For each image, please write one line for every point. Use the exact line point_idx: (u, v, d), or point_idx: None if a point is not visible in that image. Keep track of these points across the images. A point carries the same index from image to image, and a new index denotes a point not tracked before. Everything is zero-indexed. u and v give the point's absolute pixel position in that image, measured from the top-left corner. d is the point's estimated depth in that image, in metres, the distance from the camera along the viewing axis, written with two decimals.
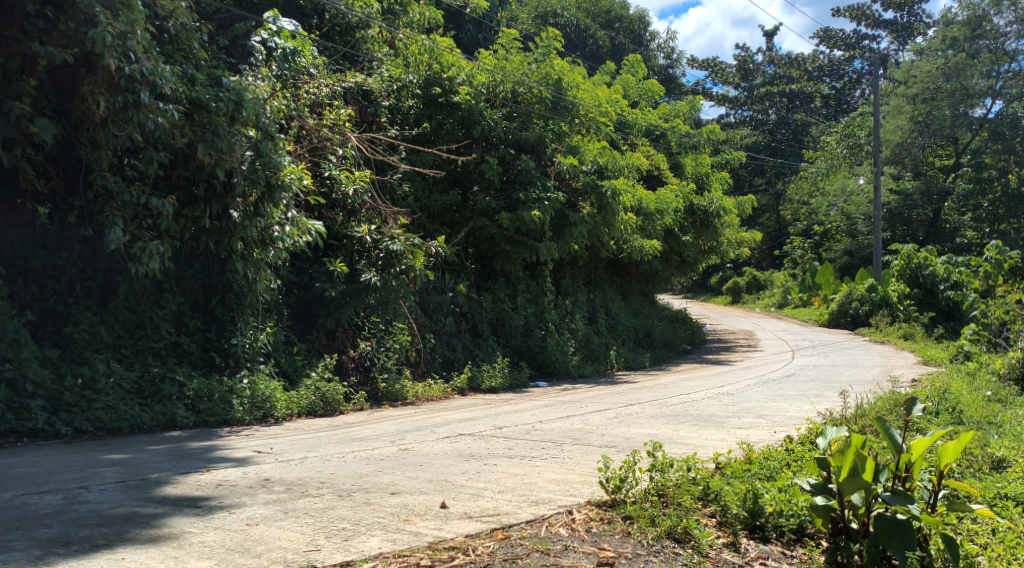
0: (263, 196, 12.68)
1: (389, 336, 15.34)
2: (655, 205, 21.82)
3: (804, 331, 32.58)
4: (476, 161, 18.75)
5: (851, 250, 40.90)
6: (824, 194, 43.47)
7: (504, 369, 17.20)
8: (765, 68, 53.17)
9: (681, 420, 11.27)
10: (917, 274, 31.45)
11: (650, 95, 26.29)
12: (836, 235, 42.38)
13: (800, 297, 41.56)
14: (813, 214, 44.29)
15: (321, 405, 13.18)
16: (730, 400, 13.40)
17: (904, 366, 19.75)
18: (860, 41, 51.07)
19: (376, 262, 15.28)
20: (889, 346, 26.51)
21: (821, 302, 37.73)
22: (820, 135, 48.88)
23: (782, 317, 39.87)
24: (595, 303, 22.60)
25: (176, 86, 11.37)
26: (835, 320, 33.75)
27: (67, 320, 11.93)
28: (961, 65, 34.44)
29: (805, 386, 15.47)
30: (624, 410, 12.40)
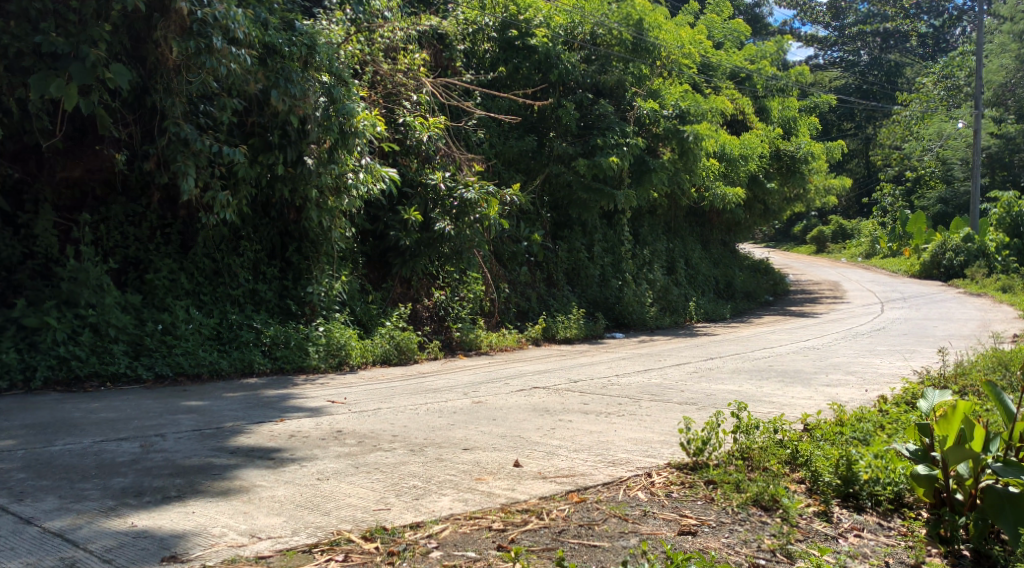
0: (337, 144, 12.49)
1: (464, 286, 15.49)
2: (739, 151, 21.39)
3: (893, 281, 31.68)
4: (553, 107, 18.28)
5: (945, 198, 40.14)
6: (917, 139, 42.12)
7: (580, 320, 16.85)
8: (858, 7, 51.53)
9: (766, 376, 10.91)
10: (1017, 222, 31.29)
11: (736, 36, 25.73)
12: (930, 182, 41.33)
13: (889, 247, 40.52)
14: (907, 159, 42.99)
15: (396, 353, 13.06)
16: (819, 356, 12.99)
17: (1002, 320, 19.03)
18: None
19: (451, 211, 14.78)
20: (985, 299, 25.63)
21: (912, 252, 36.70)
22: (914, 77, 47.30)
23: (869, 267, 38.89)
24: (675, 253, 22.18)
25: (248, 29, 11.09)
26: (926, 272, 32.67)
27: (147, 267, 11.95)
28: None
29: (896, 341, 14.96)
30: (705, 365, 12.09)
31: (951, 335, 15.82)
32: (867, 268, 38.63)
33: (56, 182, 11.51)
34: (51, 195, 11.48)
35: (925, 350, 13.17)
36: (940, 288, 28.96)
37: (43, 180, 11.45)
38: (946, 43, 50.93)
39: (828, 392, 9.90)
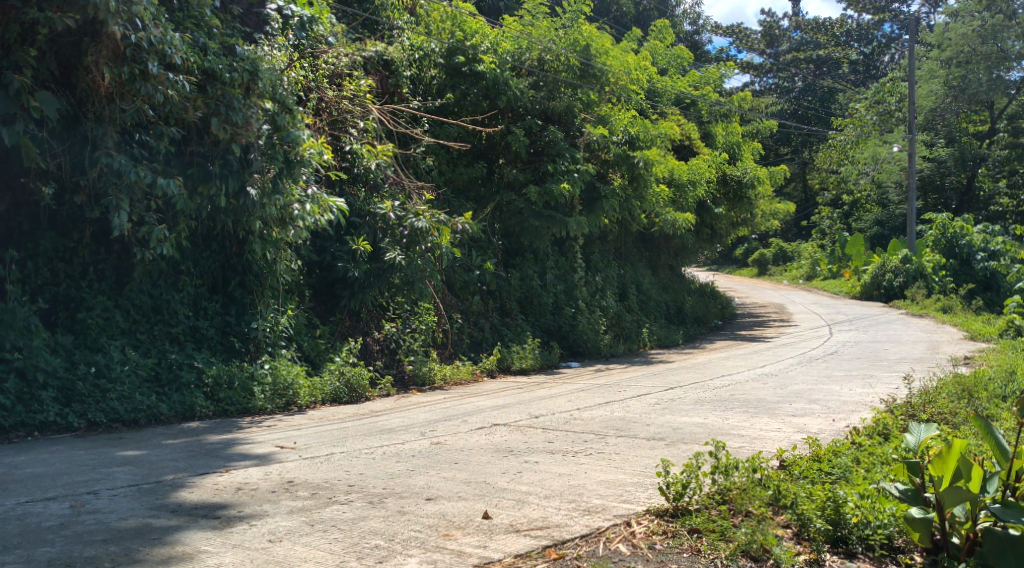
0: (282, 173, 11.97)
1: (414, 317, 14.89)
2: (687, 176, 21.24)
3: (838, 303, 31.77)
4: (502, 133, 17.91)
5: (882, 220, 40.49)
6: (854, 162, 42.58)
7: (535, 350, 16.41)
8: (791, 34, 52.24)
9: (731, 407, 10.56)
10: (953, 243, 30.98)
11: (680, 62, 25.26)
12: (867, 205, 41.73)
13: (830, 269, 40.85)
14: (843, 181, 43.37)
15: (346, 391, 12.47)
16: (777, 383, 12.69)
17: (952, 341, 19.03)
18: (890, 4, 50.01)
19: (401, 240, 14.32)
20: (930, 319, 25.77)
21: (853, 273, 37.01)
22: (848, 101, 47.75)
23: (813, 289, 39.07)
24: (626, 279, 21.90)
25: (186, 54, 10.63)
26: (867, 293, 32.72)
27: (80, 305, 11.32)
28: (997, 27, 33.18)
29: (851, 367, 14.76)
30: (665, 395, 11.77)
31: (907, 358, 15.66)
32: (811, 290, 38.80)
33: None
34: None
35: (883, 375, 12.92)
36: (883, 309, 29.05)
37: None
38: (876, 70, 50.79)
39: (796, 423, 9.57)
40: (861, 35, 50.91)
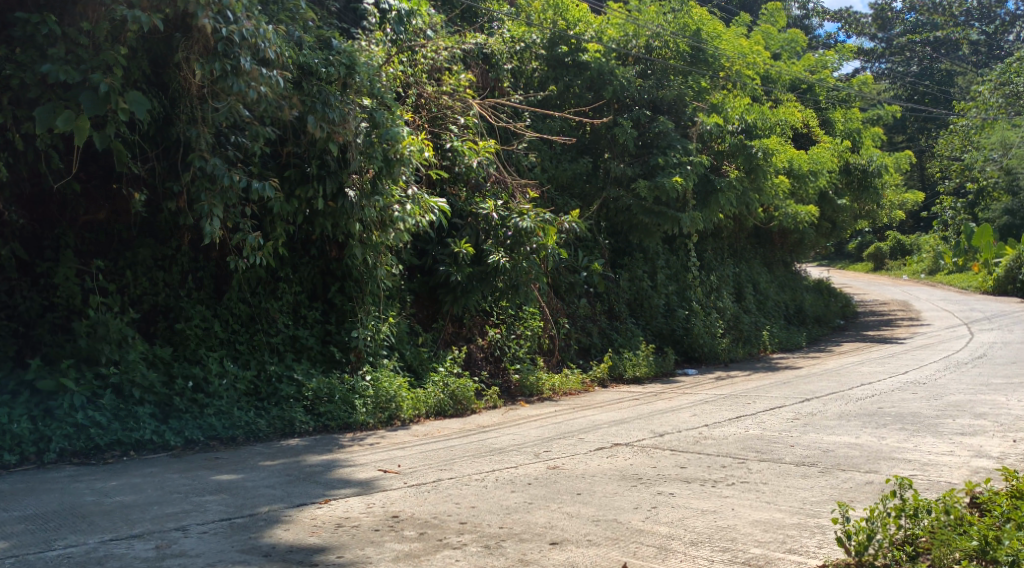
0: (381, 172, 11.26)
1: (519, 322, 14.06)
2: (808, 167, 20.00)
3: (966, 301, 30.04)
4: (608, 125, 16.98)
5: (1012, 209, 38.29)
6: (978, 148, 40.36)
7: (649, 356, 15.48)
8: (905, 16, 48.93)
9: (884, 434, 9.46)
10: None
11: (794, 47, 23.97)
12: (994, 194, 39.50)
13: (955, 262, 38.91)
14: (966, 169, 41.23)
15: (451, 404, 11.67)
16: (923, 406, 11.50)
17: None
18: None
19: (505, 241, 13.47)
20: None
21: (982, 267, 35.08)
22: (968, 86, 45.41)
23: (935, 285, 37.15)
24: (741, 278, 20.76)
25: (280, 48, 9.90)
26: (1000, 287, 31.59)
27: (178, 315, 10.71)
28: None
29: (1004, 384, 13.47)
30: (817, 416, 10.64)
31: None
32: (933, 286, 36.93)
33: (78, 227, 10.40)
34: (72, 239, 10.28)
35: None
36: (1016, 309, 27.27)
37: (63, 224, 10.29)
38: (1000, 50, 48.99)
39: (969, 451, 8.48)
40: (982, 14, 48.63)
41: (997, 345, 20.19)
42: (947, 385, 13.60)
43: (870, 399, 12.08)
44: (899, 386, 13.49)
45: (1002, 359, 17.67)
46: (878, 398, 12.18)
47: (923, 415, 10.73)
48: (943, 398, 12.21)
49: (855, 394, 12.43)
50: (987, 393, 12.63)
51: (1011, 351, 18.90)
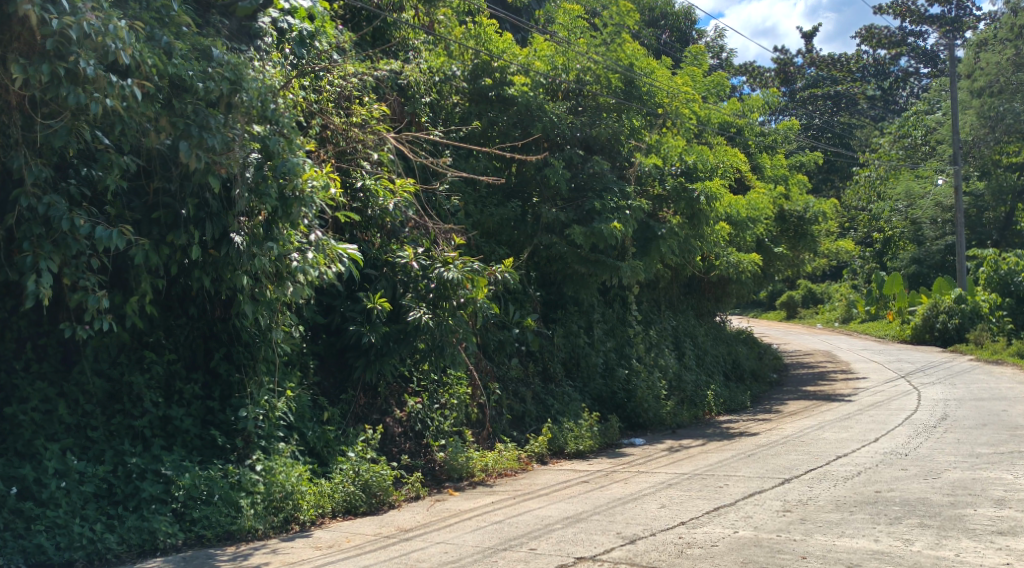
0: (277, 214, 8.97)
1: (443, 390, 11.94)
2: (746, 215, 18.42)
3: (888, 350, 29.04)
4: (538, 165, 14.96)
5: (920, 257, 37.53)
6: (882, 199, 39.93)
7: (592, 426, 13.43)
8: (807, 71, 49.87)
9: (911, 536, 8.14)
10: (1007, 280, 28.34)
11: (718, 91, 20.76)
12: (899, 242, 39.13)
13: (867, 311, 38.08)
14: (872, 220, 40.58)
15: (362, 499, 9.43)
16: (930, 498, 9.85)
17: None
18: (906, 39, 49.70)
19: (427, 294, 11.32)
20: (1007, 374, 23.20)
21: (895, 315, 34.33)
22: (869, 137, 45.43)
23: (851, 333, 36.25)
24: (679, 331, 19.06)
25: (139, 53, 7.88)
26: (917, 336, 30.54)
27: (11, 394, 8.55)
28: None
29: (996, 466, 11.90)
30: (816, 515, 8.94)
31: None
32: (849, 334, 36.03)
33: None
34: None
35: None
36: (947, 359, 26.20)
37: None
38: (896, 104, 49.61)
39: None
40: (878, 70, 50.00)
41: (951, 405, 18.77)
42: (933, 465, 11.94)
43: (861, 487, 10.33)
44: (883, 466, 11.79)
45: (970, 425, 16.15)
46: (871, 485, 10.43)
47: (937, 513, 9.15)
48: (942, 486, 10.53)
49: (839, 481, 10.64)
50: (989, 479, 11.05)
51: (972, 416, 17.47)
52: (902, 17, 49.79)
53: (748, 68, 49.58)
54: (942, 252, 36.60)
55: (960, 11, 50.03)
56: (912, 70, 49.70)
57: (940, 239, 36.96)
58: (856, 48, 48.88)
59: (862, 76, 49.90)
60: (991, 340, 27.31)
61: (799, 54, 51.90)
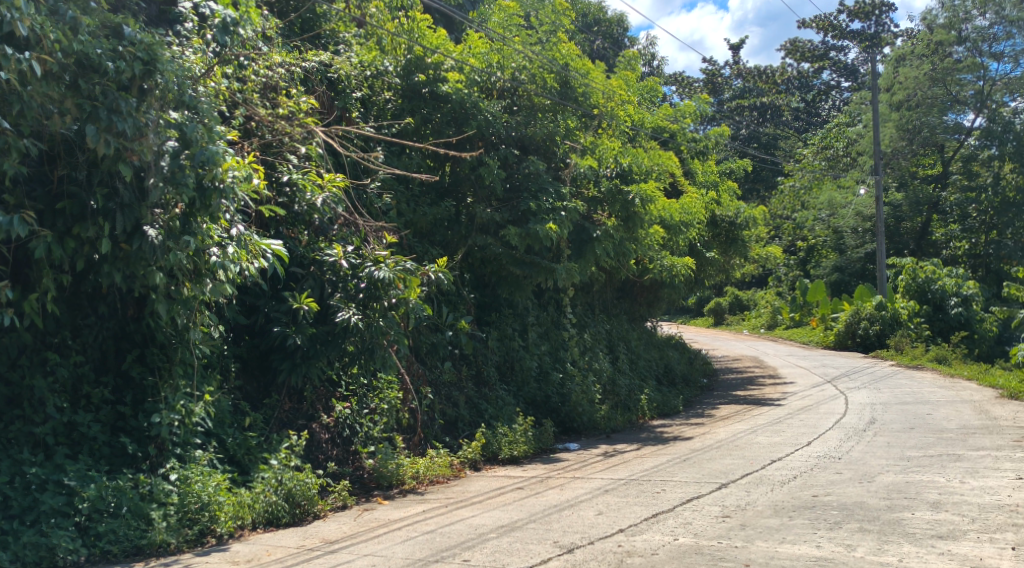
0: (195, 206, 8.48)
1: (373, 394, 11.44)
2: (680, 219, 18.29)
3: (813, 356, 29.14)
4: (472, 164, 14.53)
5: (841, 266, 37.86)
6: (807, 208, 40.10)
7: (527, 431, 13.05)
8: (734, 82, 50.35)
9: (852, 542, 7.76)
10: (925, 288, 28.76)
11: (650, 96, 20.55)
12: (823, 251, 39.50)
13: (792, 318, 38.36)
14: (796, 229, 40.89)
15: (285, 509, 8.93)
16: (867, 502, 9.53)
17: (1007, 424, 16.29)
18: (829, 52, 50.42)
19: (357, 295, 10.81)
20: (930, 379, 23.44)
21: (820, 322, 34.62)
22: (793, 147, 45.92)
23: (776, 339, 36.41)
24: (613, 335, 18.82)
25: (41, 26, 7.52)
26: (840, 342, 30.77)
27: None
28: (948, 70, 32.14)
29: (928, 469, 11.76)
30: (754, 520, 8.66)
31: (987, 458, 12.71)
32: (775, 340, 36.26)
33: None
34: None
35: (997, 491, 10.20)
36: (870, 364, 26.38)
37: None
38: (818, 116, 50.23)
39: None
40: (802, 82, 50.42)
41: (878, 409, 18.78)
42: (867, 469, 11.77)
43: (799, 491, 10.08)
44: (818, 470, 11.59)
45: (900, 429, 16.13)
46: (808, 489, 10.17)
47: (874, 517, 8.80)
48: (878, 489, 10.31)
49: (779, 486, 10.43)
50: (923, 482, 10.78)
51: (900, 419, 17.46)
52: (825, 31, 50.47)
53: (676, 78, 49.89)
54: (863, 261, 37.08)
55: (879, 27, 50.85)
56: (833, 84, 50.32)
57: (860, 248, 37.15)
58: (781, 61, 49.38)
59: (787, 90, 50.21)
60: (912, 346, 27.55)
61: (726, 66, 52.30)
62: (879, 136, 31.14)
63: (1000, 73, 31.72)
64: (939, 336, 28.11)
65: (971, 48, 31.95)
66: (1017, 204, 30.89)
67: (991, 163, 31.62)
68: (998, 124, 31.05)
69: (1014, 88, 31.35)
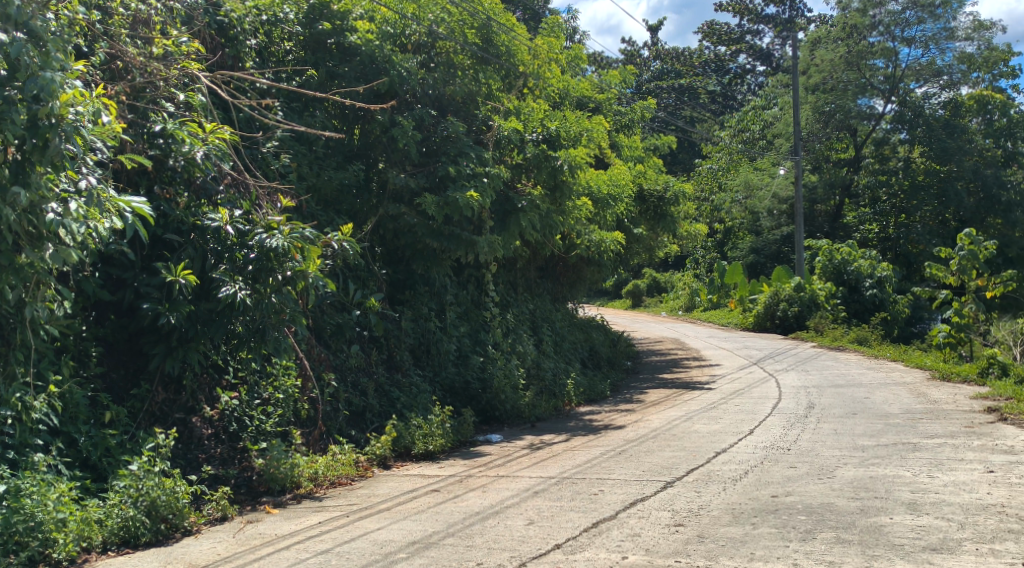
0: (28, 148, 6.96)
1: (266, 382, 10.10)
2: (609, 191, 17.05)
3: (734, 337, 28.17)
4: (384, 124, 13.01)
5: (757, 247, 37.00)
6: (723, 190, 39.15)
7: (444, 422, 11.60)
8: (651, 64, 49.43)
9: (835, 560, 6.80)
10: (841, 270, 28.49)
11: (575, 64, 19.28)
12: (740, 232, 38.63)
13: (710, 300, 37.49)
14: (713, 211, 39.89)
15: (146, 524, 7.46)
16: (834, 503, 8.35)
17: (950, 410, 15.33)
18: (744, 36, 49.77)
19: (244, 268, 9.17)
20: (856, 360, 22.64)
21: (739, 303, 33.77)
22: (711, 129, 45.10)
23: (694, 321, 35.44)
24: (536, 314, 17.48)
25: None
26: (759, 324, 29.22)
27: None
28: (863, 53, 31.47)
29: (886, 461, 10.64)
30: (710, 530, 7.43)
31: (945, 447, 11.72)
32: (693, 321, 35.29)
33: None
34: None
35: (972, 487, 9.05)
36: (792, 345, 25.46)
37: None
38: (733, 101, 49.52)
39: None
40: (718, 65, 49.61)
41: (813, 393, 17.76)
42: (822, 461, 10.62)
43: (755, 491, 8.86)
44: (770, 464, 10.41)
45: (841, 414, 15.05)
46: (766, 489, 8.94)
47: (850, 524, 7.60)
48: (844, 488, 9.09)
49: (730, 483, 9.23)
50: (889, 477, 9.63)
51: (839, 404, 16.44)
52: (741, 14, 49.78)
53: (594, 58, 48.72)
54: (779, 243, 36.37)
55: (794, 13, 50.25)
56: (749, 68, 49.72)
57: (775, 230, 36.25)
58: (699, 44, 48.50)
59: (704, 72, 49.26)
60: (831, 327, 26.62)
61: (644, 48, 51.36)
62: (798, 117, 30.26)
63: (913, 58, 31.05)
64: (853, 319, 27.69)
65: (885, 31, 31.15)
66: (926, 187, 30.38)
67: (900, 147, 31.49)
68: (910, 109, 30.67)
69: (929, 71, 30.78)
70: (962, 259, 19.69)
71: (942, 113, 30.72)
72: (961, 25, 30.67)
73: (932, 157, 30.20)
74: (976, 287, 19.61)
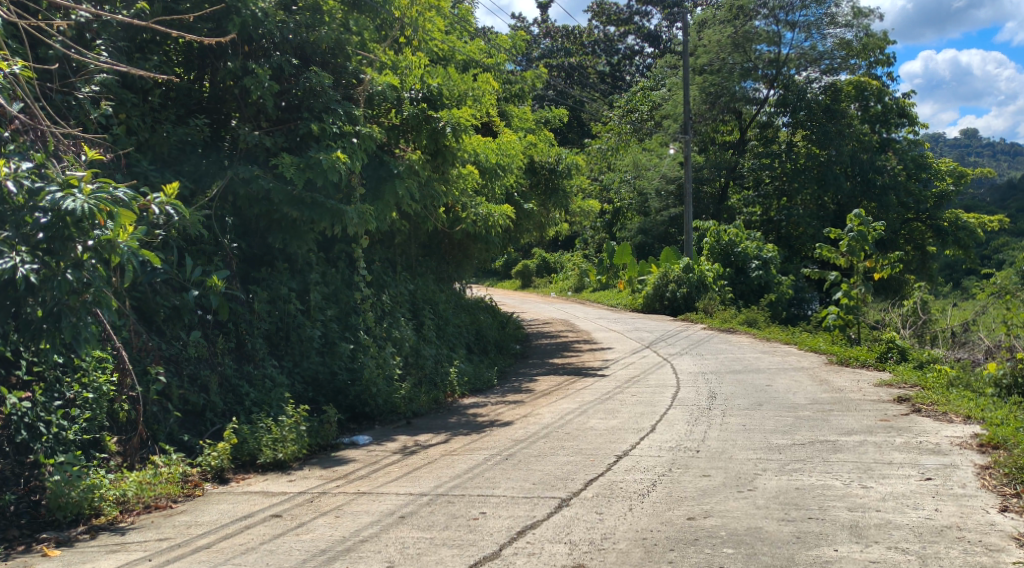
0: None
1: (72, 377, 8.19)
2: (497, 159, 15.39)
3: (623, 318, 26.86)
4: (234, 74, 11.03)
5: (646, 228, 35.64)
6: (613, 170, 37.83)
7: (300, 424, 9.78)
8: (540, 41, 47.72)
9: None
10: (728, 251, 27.21)
11: (460, 23, 17.47)
12: (628, 212, 37.33)
13: (598, 281, 36.15)
14: (602, 190, 38.44)
15: None
16: (763, 529, 6.90)
17: (859, 399, 14.10)
18: (633, 17, 48.47)
19: (35, 242, 7.32)
20: (747, 343, 21.49)
21: (627, 284, 32.46)
22: (599, 109, 43.60)
23: (583, 302, 34.08)
24: (416, 295, 15.69)
25: None
26: (647, 305, 27.98)
27: None
28: (750, 34, 30.17)
29: (809, 466, 9.21)
30: None
31: (866, 446, 10.37)
32: (581, 303, 33.90)
33: None
34: None
35: (915, 501, 7.70)
36: (682, 328, 24.15)
37: None
38: (622, 81, 48.03)
39: None
40: (607, 46, 47.72)
41: (712, 380, 16.43)
42: (737, 468, 9.14)
43: (665, 510, 7.36)
44: (679, 472, 8.89)
45: (747, 406, 13.66)
46: (678, 507, 7.46)
47: (788, 561, 6.27)
48: (767, 503, 7.64)
49: (637, 499, 7.68)
50: (817, 489, 8.17)
51: (741, 393, 15.11)
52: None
53: None
54: (667, 224, 34.55)
55: None
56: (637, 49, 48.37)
57: (664, 210, 34.98)
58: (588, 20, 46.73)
59: (592, 52, 47.67)
60: (720, 309, 25.36)
61: (533, 25, 49.61)
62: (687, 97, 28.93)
63: (795, 44, 30.13)
64: (740, 300, 26.51)
65: (769, 15, 30.04)
66: (807, 170, 29.43)
67: (783, 131, 30.77)
68: (793, 93, 29.70)
69: (808, 57, 29.99)
70: (851, 239, 18.37)
71: (822, 98, 29.64)
72: (841, 11, 29.89)
73: (812, 141, 29.38)
74: (866, 268, 18.43)
